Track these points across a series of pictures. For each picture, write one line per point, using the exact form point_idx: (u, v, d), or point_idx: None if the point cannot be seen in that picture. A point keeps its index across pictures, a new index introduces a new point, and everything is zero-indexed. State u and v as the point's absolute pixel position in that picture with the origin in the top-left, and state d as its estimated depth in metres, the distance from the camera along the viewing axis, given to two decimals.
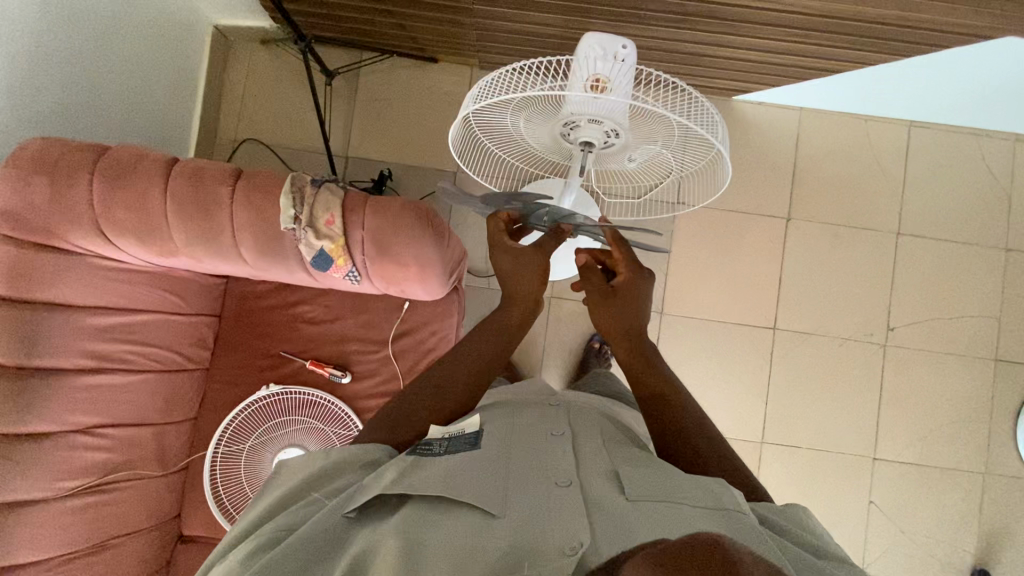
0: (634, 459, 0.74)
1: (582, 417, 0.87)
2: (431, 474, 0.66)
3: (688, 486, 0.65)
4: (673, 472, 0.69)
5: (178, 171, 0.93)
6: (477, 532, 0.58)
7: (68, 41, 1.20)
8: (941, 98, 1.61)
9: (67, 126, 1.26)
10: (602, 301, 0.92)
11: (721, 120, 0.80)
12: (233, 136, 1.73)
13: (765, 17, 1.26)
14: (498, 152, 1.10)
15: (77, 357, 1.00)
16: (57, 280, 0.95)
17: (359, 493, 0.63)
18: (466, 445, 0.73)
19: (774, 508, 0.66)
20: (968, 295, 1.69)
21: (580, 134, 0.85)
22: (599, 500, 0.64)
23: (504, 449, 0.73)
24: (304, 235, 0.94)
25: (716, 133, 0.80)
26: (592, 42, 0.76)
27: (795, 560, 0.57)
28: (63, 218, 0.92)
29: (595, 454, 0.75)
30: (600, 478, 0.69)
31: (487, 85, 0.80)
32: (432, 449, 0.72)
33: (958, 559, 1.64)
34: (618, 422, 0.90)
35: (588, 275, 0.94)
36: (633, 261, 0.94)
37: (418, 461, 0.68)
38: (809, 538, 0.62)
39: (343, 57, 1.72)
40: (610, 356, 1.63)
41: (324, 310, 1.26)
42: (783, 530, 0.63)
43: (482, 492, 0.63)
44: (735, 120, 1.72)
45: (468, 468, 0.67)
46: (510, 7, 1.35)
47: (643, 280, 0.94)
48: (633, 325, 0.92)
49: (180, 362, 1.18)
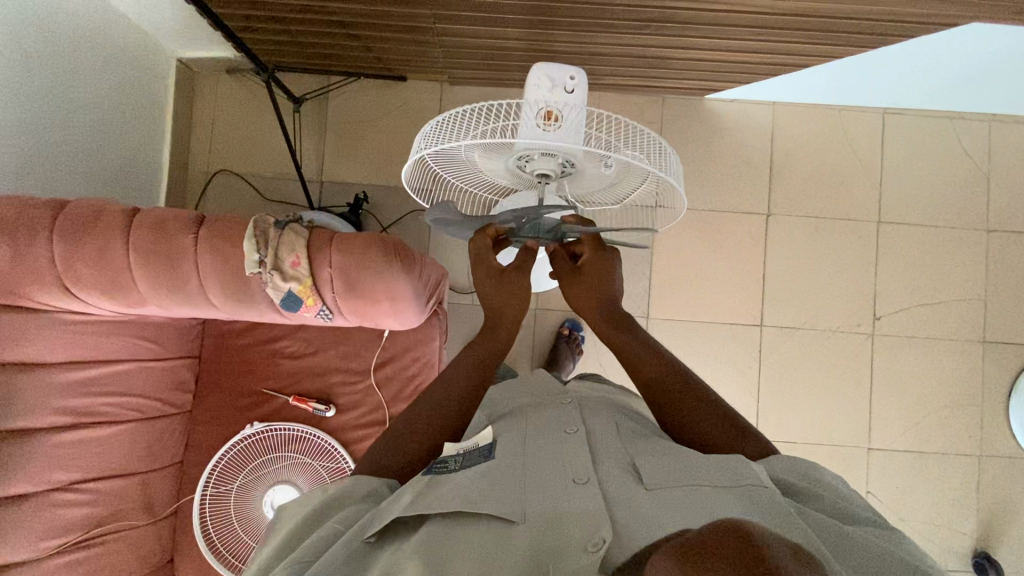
0: (650, 447, 0.72)
1: (594, 406, 0.83)
2: (445, 489, 0.64)
3: (706, 467, 0.64)
4: (690, 456, 0.68)
5: (139, 223, 0.92)
6: (499, 543, 0.56)
7: (25, 91, 1.19)
8: (912, 85, 1.60)
9: (31, 174, 1.24)
10: (565, 278, 0.94)
11: (672, 152, 0.79)
12: (205, 169, 1.72)
13: (728, 18, 1.25)
14: (463, 185, 1.09)
15: (53, 415, 0.99)
16: (26, 340, 0.94)
17: (378, 517, 0.61)
18: (479, 458, 0.70)
19: (795, 470, 0.64)
20: (952, 279, 1.69)
21: (535, 166, 0.83)
22: (619, 494, 0.62)
23: (517, 451, 0.71)
24: (271, 278, 0.94)
25: (668, 165, 0.79)
26: (541, 73, 0.76)
27: (820, 528, 0.55)
28: (24, 276, 0.90)
29: (611, 445, 0.72)
30: (618, 470, 0.67)
31: (436, 126, 0.79)
32: (446, 466, 0.70)
33: (959, 543, 1.64)
34: (628, 407, 0.88)
35: (554, 259, 0.96)
36: (598, 242, 0.94)
37: (432, 480, 0.67)
38: (831, 502, 0.60)
39: (310, 82, 1.71)
40: (581, 341, 1.64)
41: (304, 344, 1.26)
42: (806, 496, 0.61)
43: (499, 499, 0.62)
44: (708, 119, 1.71)
45: (482, 477, 0.65)
46: (470, 25, 1.35)
47: (608, 258, 0.93)
48: (601, 298, 0.92)
49: (161, 408, 1.17)
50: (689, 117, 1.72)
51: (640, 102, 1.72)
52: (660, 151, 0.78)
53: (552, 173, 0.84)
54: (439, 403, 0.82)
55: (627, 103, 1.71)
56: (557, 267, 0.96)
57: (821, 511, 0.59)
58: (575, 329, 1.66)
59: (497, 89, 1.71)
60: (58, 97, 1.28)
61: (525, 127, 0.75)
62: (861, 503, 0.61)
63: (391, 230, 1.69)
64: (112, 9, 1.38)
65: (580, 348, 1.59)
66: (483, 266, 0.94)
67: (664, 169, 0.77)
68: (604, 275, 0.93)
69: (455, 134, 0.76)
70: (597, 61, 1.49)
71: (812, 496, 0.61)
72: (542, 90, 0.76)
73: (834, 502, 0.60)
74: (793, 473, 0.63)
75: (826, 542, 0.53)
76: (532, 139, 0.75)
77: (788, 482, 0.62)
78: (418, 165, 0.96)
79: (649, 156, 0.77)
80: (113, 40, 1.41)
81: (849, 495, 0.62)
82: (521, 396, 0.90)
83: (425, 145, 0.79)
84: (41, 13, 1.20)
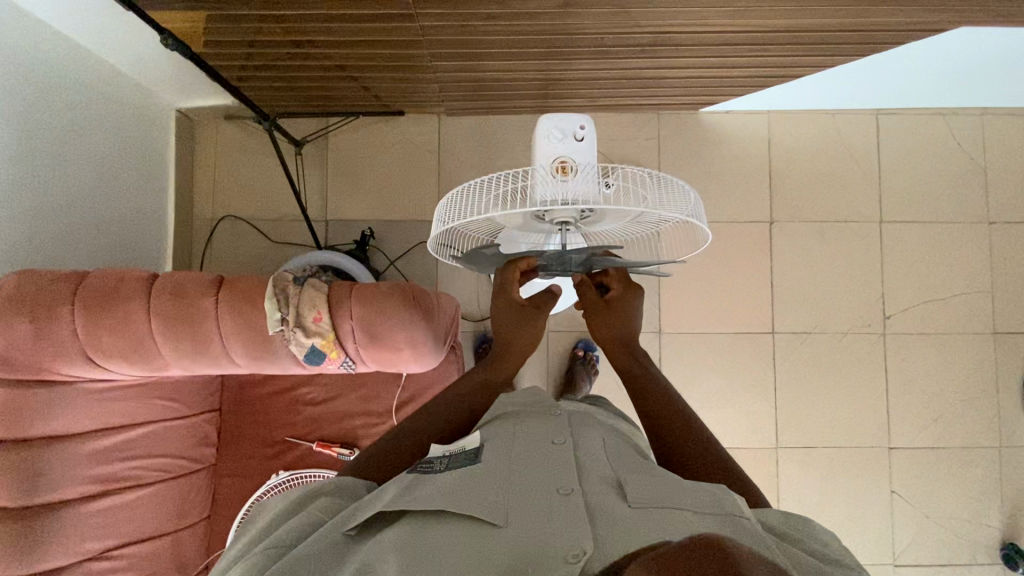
0: (637, 467, 0.73)
1: (585, 426, 0.86)
2: (430, 488, 0.65)
3: (690, 492, 0.64)
4: (674, 479, 0.68)
5: (158, 289, 1.00)
6: (477, 540, 0.57)
7: (33, 163, 1.21)
8: (905, 91, 1.62)
9: (41, 242, 1.25)
10: (595, 308, 0.95)
11: (692, 191, 0.80)
12: (210, 215, 1.73)
13: (721, 39, 1.25)
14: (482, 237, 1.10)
15: (82, 485, 1.04)
16: (47, 413, 0.98)
17: (359, 511, 0.62)
18: (466, 460, 0.73)
19: (781, 518, 0.64)
20: (957, 272, 1.70)
21: (555, 217, 0.85)
22: (601, 507, 0.62)
23: (504, 461, 0.72)
24: (294, 335, 1.02)
25: (689, 202, 0.80)
26: (551, 127, 0.85)
27: (800, 566, 0.55)
28: (52, 354, 0.97)
29: (597, 463, 0.74)
30: (603, 486, 0.67)
31: (457, 196, 0.83)
32: (433, 466, 0.72)
33: (985, 536, 1.64)
34: (620, 432, 0.89)
35: (582, 291, 0.98)
36: (625, 279, 0.98)
37: (416, 479, 0.68)
38: (812, 542, 0.60)
39: (309, 124, 1.74)
40: (597, 362, 1.64)
41: (323, 390, 1.31)
42: (786, 537, 0.61)
43: (479, 504, 0.62)
44: (705, 133, 1.73)
45: (465, 482, 0.67)
46: (462, 61, 1.37)
47: (633, 292, 0.97)
48: (624, 333, 0.95)
49: (185, 465, 1.23)
50: (686, 130, 1.74)
51: (637, 120, 1.74)
52: (677, 189, 0.80)
53: (571, 222, 0.86)
54: (438, 420, 0.85)
55: (623, 121, 1.74)
56: (584, 298, 0.97)
57: (800, 550, 0.59)
58: (589, 350, 1.67)
59: (494, 118, 1.73)
60: (62, 162, 1.29)
61: (540, 182, 0.80)
62: (847, 553, 0.60)
63: (399, 264, 1.70)
64: (111, 70, 1.41)
65: (596, 369, 1.59)
66: (503, 302, 0.94)
67: (686, 210, 0.79)
68: (630, 309, 0.96)
69: (476, 200, 0.80)
70: (589, 86, 1.51)
71: (793, 537, 0.61)
72: (554, 142, 0.85)
73: (815, 543, 0.60)
74: (776, 516, 0.64)
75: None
76: (551, 193, 0.80)
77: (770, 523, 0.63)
78: (442, 234, 0.97)
79: (670, 199, 0.79)
80: (115, 102, 1.44)
81: (834, 542, 0.62)
82: (511, 407, 0.94)
83: (450, 214, 0.83)
84: (42, 87, 1.22)
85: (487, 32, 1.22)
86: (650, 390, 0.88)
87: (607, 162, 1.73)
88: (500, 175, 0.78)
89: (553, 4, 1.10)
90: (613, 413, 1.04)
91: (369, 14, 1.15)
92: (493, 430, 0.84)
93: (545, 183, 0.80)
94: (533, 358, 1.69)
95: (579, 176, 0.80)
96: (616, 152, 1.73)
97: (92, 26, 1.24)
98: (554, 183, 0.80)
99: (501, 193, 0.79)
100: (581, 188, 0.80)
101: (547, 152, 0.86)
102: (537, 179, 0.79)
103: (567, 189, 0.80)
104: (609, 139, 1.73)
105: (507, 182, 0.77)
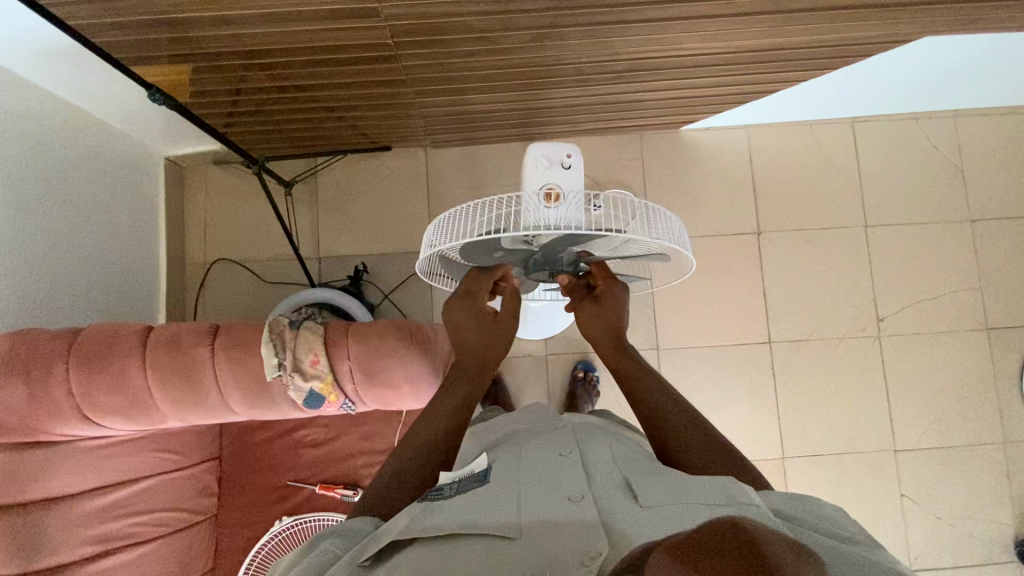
0: (644, 471, 0.73)
1: (590, 436, 0.86)
2: (442, 512, 0.65)
3: (699, 488, 0.65)
4: (681, 476, 0.69)
5: (154, 341, 0.99)
6: (495, 552, 0.57)
7: (20, 221, 1.21)
8: (878, 100, 1.66)
9: (31, 302, 1.24)
10: (584, 305, 0.97)
11: (679, 223, 0.83)
12: (202, 261, 1.74)
13: (695, 61, 1.29)
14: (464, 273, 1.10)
15: (82, 547, 1.02)
16: (46, 475, 0.97)
17: (371, 543, 0.61)
18: (474, 483, 0.73)
19: (790, 502, 0.65)
20: (945, 270, 1.73)
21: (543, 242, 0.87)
22: (612, 510, 0.63)
23: (512, 477, 0.72)
24: (291, 379, 1.01)
25: (676, 234, 0.83)
26: (541, 154, 0.91)
27: (817, 543, 0.55)
28: (47, 414, 0.96)
29: (604, 469, 0.74)
30: (612, 489, 0.68)
31: (446, 222, 0.83)
32: (441, 492, 0.71)
33: (999, 534, 1.63)
34: (624, 439, 0.88)
35: (571, 292, 0.99)
36: (609, 275, 0.99)
37: (426, 508, 0.67)
38: (825, 524, 0.60)
39: (298, 164, 1.76)
40: (597, 383, 1.63)
41: (324, 430, 1.31)
42: (799, 521, 0.61)
43: (493, 519, 0.63)
44: (688, 150, 1.77)
45: (475, 502, 0.67)
46: (446, 96, 1.40)
47: (619, 289, 0.98)
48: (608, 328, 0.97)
49: (186, 517, 1.21)
50: (669, 148, 1.77)
51: (621, 141, 1.77)
52: (662, 217, 0.82)
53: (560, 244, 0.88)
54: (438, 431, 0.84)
55: (605, 144, 1.77)
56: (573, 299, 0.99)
57: (816, 531, 0.59)
58: (589, 371, 1.66)
59: (480, 148, 1.76)
60: (51, 219, 1.30)
61: (530, 208, 0.82)
62: (862, 531, 0.61)
63: (394, 297, 1.71)
64: (98, 124, 1.42)
65: (597, 391, 1.59)
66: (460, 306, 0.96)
67: (674, 240, 0.82)
68: (617, 307, 0.98)
69: (467, 228, 0.81)
70: (571, 112, 1.55)
71: (805, 520, 0.61)
72: (541, 170, 0.91)
73: (830, 525, 0.60)
74: (785, 501, 0.65)
75: (822, 553, 0.53)
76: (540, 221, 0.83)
77: (780, 509, 0.63)
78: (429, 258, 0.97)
79: (661, 232, 0.81)
80: (105, 154, 1.46)
81: (847, 522, 0.62)
82: (515, 428, 0.94)
83: (438, 241, 0.83)
84: (30, 147, 1.23)
85: (467, 68, 1.26)
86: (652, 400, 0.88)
87: (593, 184, 1.75)
88: (492, 201, 0.80)
89: (526, 39, 1.13)
90: (616, 423, 1.03)
91: (353, 57, 1.18)
92: (500, 453, 0.83)
93: (533, 212, 0.82)
94: (533, 382, 1.69)
95: (566, 204, 0.83)
96: (602, 174, 1.76)
97: (78, 82, 1.26)
98: (541, 208, 0.83)
99: (493, 216, 0.81)
100: (566, 216, 0.83)
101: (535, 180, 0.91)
102: (525, 205, 0.82)
103: (553, 215, 0.83)
104: (594, 161, 1.76)
105: (496, 207, 0.80)
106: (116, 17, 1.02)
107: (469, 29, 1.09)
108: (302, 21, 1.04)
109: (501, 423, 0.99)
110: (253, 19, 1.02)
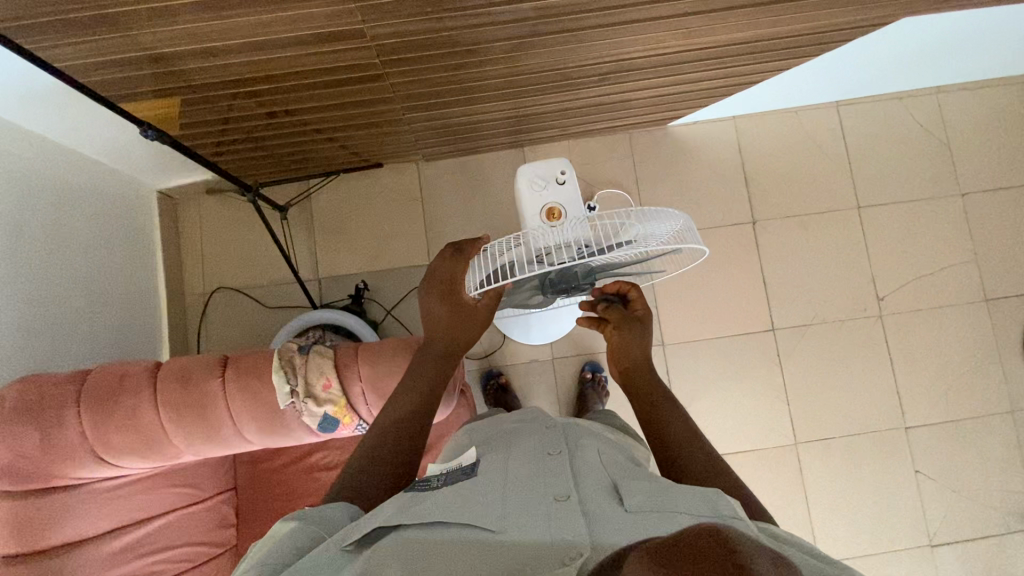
0: (633, 475, 0.73)
1: (581, 435, 0.86)
2: (430, 502, 0.65)
3: (687, 497, 0.64)
4: (667, 484, 0.69)
5: (163, 377, 1.00)
6: (477, 553, 0.57)
7: (19, 265, 1.21)
8: (859, 83, 1.68)
9: (32, 347, 1.23)
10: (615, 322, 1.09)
11: (679, 214, 0.85)
12: (203, 291, 1.74)
13: (679, 58, 1.30)
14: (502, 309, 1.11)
15: None
16: (60, 519, 0.97)
17: (358, 526, 0.62)
18: (462, 475, 0.74)
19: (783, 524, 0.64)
20: (939, 246, 1.74)
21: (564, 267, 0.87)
22: (597, 512, 0.63)
23: (501, 475, 0.73)
24: (304, 405, 1.02)
25: (678, 224, 0.84)
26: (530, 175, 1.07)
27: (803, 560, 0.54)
28: (61, 459, 0.96)
29: (593, 470, 0.74)
30: (598, 491, 0.68)
31: (479, 266, 0.89)
32: (430, 483, 0.73)
33: (1015, 502, 1.64)
34: (617, 443, 0.88)
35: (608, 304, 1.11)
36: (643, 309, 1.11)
37: (415, 496, 0.68)
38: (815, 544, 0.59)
39: (291, 188, 1.76)
40: (605, 383, 1.64)
41: (337, 452, 1.31)
42: (787, 539, 0.60)
43: (477, 513, 0.63)
44: (677, 146, 1.78)
45: (467, 496, 0.67)
46: (430, 111, 1.40)
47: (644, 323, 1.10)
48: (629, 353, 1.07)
49: (205, 550, 1.20)
50: (658, 144, 1.79)
51: (611, 142, 1.78)
52: (663, 214, 0.83)
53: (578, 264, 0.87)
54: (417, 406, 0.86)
55: (594, 145, 1.78)
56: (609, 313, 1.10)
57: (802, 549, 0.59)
58: (597, 372, 1.66)
59: (472, 159, 1.77)
60: (48, 260, 1.29)
61: (539, 235, 0.83)
62: None
63: (396, 312, 1.71)
64: (90, 162, 1.43)
65: (606, 391, 1.59)
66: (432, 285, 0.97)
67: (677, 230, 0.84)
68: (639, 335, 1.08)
69: (495, 270, 0.85)
70: (559, 117, 1.56)
71: (793, 539, 0.60)
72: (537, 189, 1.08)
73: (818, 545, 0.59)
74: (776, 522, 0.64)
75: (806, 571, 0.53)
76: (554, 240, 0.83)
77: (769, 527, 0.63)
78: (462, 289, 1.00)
79: (664, 223, 0.83)
80: (97, 192, 1.46)
81: None
82: (511, 425, 0.93)
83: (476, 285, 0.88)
84: (24, 191, 1.23)
85: (449, 82, 1.26)
86: (666, 416, 0.92)
87: (586, 185, 1.76)
88: (505, 241, 0.85)
89: (504, 49, 1.14)
90: (614, 429, 1.02)
91: (337, 79, 1.18)
92: (492, 451, 0.83)
93: (544, 237, 0.83)
94: (542, 388, 1.69)
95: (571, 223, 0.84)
96: (593, 175, 1.77)
97: (66, 123, 1.26)
98: (551, 232, 0.84)
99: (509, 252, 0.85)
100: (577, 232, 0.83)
101: (534, 198, 1.08)
102: (534, 234, 0.84)
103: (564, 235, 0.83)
104: (584, 164, 1.77)
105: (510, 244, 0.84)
106: (103, 56, 1.02)
107: (451, 44, 1.10)
108: (285, 47, 1.04)
109: (496, 421, 0.98)
110: (240, 48, 1.02)
